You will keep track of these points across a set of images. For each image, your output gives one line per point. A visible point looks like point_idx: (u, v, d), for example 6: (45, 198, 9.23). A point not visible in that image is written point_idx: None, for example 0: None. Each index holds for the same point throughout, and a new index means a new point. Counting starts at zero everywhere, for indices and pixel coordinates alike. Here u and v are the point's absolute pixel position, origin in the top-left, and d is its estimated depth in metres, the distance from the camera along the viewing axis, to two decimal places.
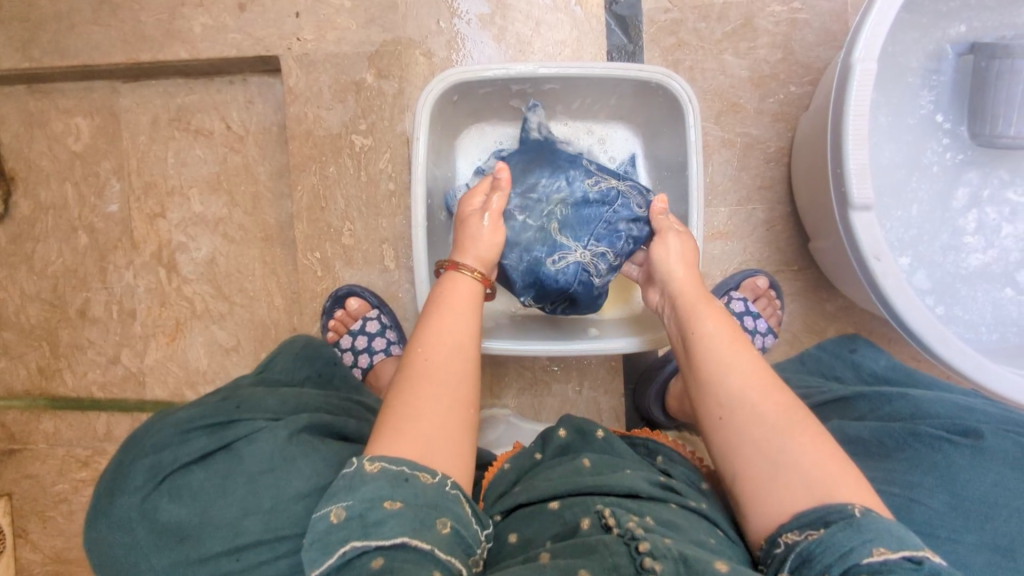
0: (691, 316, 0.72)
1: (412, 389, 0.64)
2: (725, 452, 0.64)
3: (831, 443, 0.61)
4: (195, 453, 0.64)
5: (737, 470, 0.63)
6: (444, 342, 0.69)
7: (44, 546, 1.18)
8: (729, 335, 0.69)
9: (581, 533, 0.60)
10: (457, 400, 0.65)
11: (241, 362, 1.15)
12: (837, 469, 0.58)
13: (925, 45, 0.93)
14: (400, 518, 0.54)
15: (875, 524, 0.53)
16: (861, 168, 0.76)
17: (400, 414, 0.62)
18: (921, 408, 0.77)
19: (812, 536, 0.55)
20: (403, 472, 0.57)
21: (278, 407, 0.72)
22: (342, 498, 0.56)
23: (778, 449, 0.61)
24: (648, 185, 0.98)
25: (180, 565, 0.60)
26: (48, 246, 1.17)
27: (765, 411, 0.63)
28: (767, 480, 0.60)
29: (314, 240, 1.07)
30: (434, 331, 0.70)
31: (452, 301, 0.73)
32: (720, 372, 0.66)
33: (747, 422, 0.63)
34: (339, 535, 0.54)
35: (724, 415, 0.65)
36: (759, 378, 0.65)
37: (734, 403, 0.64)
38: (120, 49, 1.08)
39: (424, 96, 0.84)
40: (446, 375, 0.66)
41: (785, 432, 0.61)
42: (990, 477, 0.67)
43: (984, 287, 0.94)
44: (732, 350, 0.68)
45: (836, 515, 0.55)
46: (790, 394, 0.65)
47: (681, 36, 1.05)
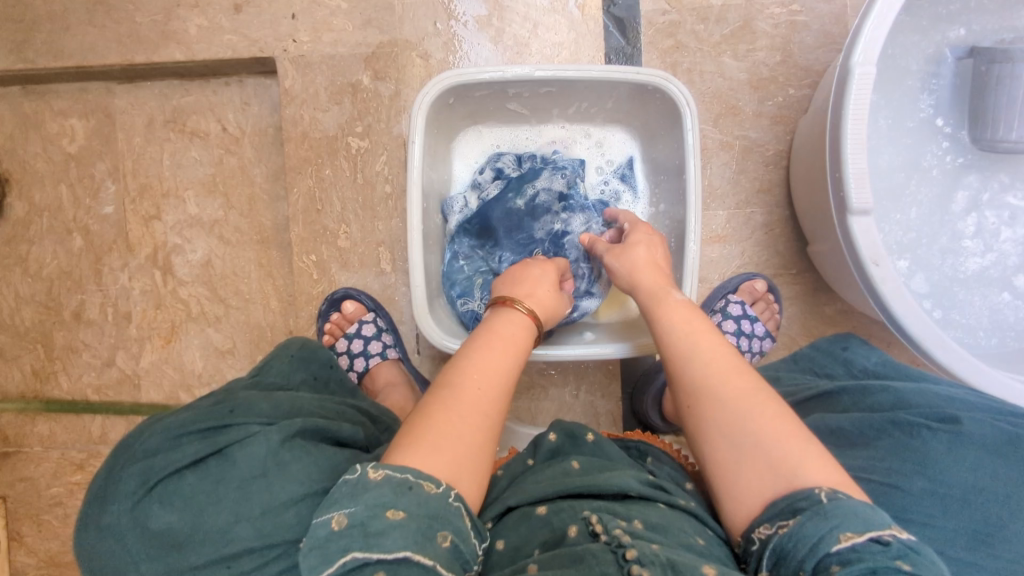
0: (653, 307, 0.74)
1: (440, 407, 0.64)
2: (697, 442, 0.64)
3: (792, 419, 0.60)
4: (187, 458, 0.63)
5: (710, 459, 0.63)
6: (492, 374, 0.68)
7: (39, 549, 1.17)
8: (692, 324, 0.70)
9: (567, 540, 0.60)
10: (485, 428, 0.64)
11: (237, 364, 1.14)
12: (798, 444, 0.58)
13: (925, 48, 0.93)
14: (403, 530, 0.54)
15: (842, 508, 0.52)
16: (860, 172, 0.75)
17: (433, 429, 0.61)
18: (901, 399, 0.76)
19: (784, 528, 0.54)
20: (407, 480, 0.56)
21: (272, 412, 0.71)
22: (344, 504, 0.55)
23: (740, 431, 0.61)
24: (645, 188, 0.97)
25: (171, 572, 0.60)
26: (42, 247, 1.17)
27: (727, 395, 0.63)
28: (737, 466, 0.60)
29: (310, 242, 1.06)
30: (480, 359, 0.69)
31: (500, 334, 0.72)
32: (683, 366, 0.67)
33: (708, 409, 0.63)
34: (340, 544, 0.54)
35: (690, 404, 0.65)
36: (719, 363, 0.66)
37: (698, 391, 0.65)
38: (115, 51, 1.07)
39: (420, 99, 0.83)
40: (480, 401, 0.65)
41: (744, 415, 0.61)
42: (968, 461, 0.67)
43: (982, 291, 0.94)
44: (692, 340, 0.68)
45: (803, 502, 0.54)
46: (753, 375, 0.65)
47: (678, 38, 1.05)
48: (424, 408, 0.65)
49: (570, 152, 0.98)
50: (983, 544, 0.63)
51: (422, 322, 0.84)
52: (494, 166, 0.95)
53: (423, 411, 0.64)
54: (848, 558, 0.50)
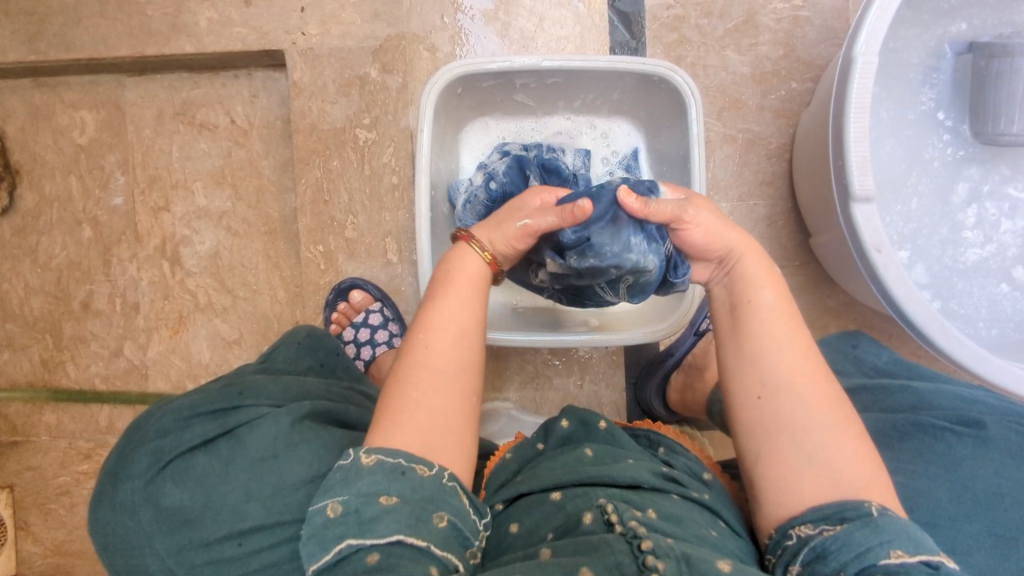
0: (747, 279, 0.69)
1: (412, 379, 0.63)
2: (756, 431, 0.63)
3: (869, 445, 0.61)
4: (197, 438, 0.64)
5: (764, 453, 0.62)
6: (457, 329, 0.66)
7: (45, 539, 1.18)
8: (786, 313, 0.67)
9: (582, 528, 0.60)
10: (460, 389, 0.64)
11: (244, 355, 1.15)
12: (865, 468, 0.59)
13: (926, 42, 0.94)
14: (395, 514, 0.55)
15: (893, 525, 0.54)
16: (862, 160, 0.77)
17: (406, 403, 0.61)
18: (923, 400, 0.78)
19: (828, 533, 0.55)
20: (401, 464, 0.57)
21: (280, 395, 0.72)
22: (337, 492, 0.56)
23: (814, 438, 0.60)
24: (649, 179, 0.98)
25: (182, 547, 0.60)
26: (52, 239, 1.18)
27: (809, 400, 0.62)
28: (797, 469, 0.60)
29: (317, 233, 1.07)
30: (445, 312, 0.66)
31: (456, 283, 0.69)
32: (769, 351, 0.64)
33: (787, 407, 0.62)
34: (337, 530, 0.55)
35: (765, 395, 0.63)
36: (805, 363, 0.64)
37: (779, 384, 0.63)
38: (126, 43, 1.09)
39: (429, 87, 0.85)
40: (449, 365, 0.64)
41: (824, 422, 0.61)
42: (991, 467, 0.69)
43: (980, 282, 0.95)
44: (784, 327, 0.65)
45: (854, 514, 0.55)
46: (833, 382, 0.64)
47: (682, 32, 1.06)
48: (397, 374, 0.64)
49: (575, 142, 0.99)
50: (1005, 547, 0.65)
51: None
52: (500, 154, 0.95)
53: (398, 386, 0.63)
54: (896, 570, 0.52)
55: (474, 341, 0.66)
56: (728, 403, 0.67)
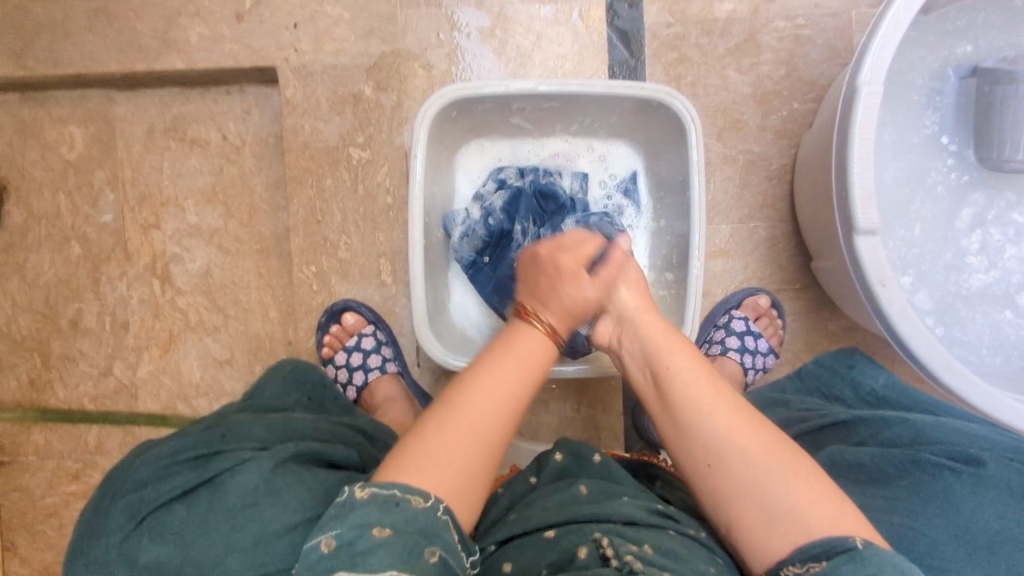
0: (659, 349, 0.70)
1: (427, 442, 0.60)
2: (717, 501, 0.62)
3: (823, 476, 0.60)
4: (177, 488, 0.62)
5: (735, 523, 0.61)
6: (491, 392, 0.63)
7: (33, 560, 1.16)
8: (702, 370, 0.68)
9: (578, 562, 0.59)
10: (478, 458, 0.61)
11: (235, 374, 1.13)
12: (834, 505, 0.58)
13: (930, 64, 0.92)
14: (388, 547, 0.52)
15: (879, 557, 0.52)
16: (866, 191, 0.75)
17: (424, 448, 0.59)
18: (922, 434, 0.76)
19: (814, 569, 0.54)
20: (395, 496, 0.55)
21: (264, 435, 0.70)
22: (331, 526, 0.54)
23: (771, 492, 0.59)
24: (648, 203, 0.97)
25: None
26: (40, 256, 1.16)
27: (751, 453, 0.61)
28: (768, 530, 0.59)
29: (310, 254, 1.05)
30: (491, 378, 0.64)
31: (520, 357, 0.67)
32: (702, 416, 0.64)
33: (737, 468, 0.61)
34: (328, 564, 0.52)
35: (713, 462, 0.62)
36: (738, 417, 0.63)
37: (722, 449, 0.62)
38: (115, 59, 1.07)
39: (423, 112, 0.82)
40: (469, 434, 0.61)
41: (775, 472, 0.60)
42: (991, 506, 0.67)
43: (984, 308, 0.93)
44: (709, 385, 0.66)
45: (838, 550, 0.54)
46: (771, 427, 0.64)
47: (683, 51, 1.04)
48: (424, 423, 0.62)
49: (573, 165, 0.97)
50: None
51: (422, 336, 0.84)
52: (495, 180, 0.94)
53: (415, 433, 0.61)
54: None
55: (506, 413, 0.63)
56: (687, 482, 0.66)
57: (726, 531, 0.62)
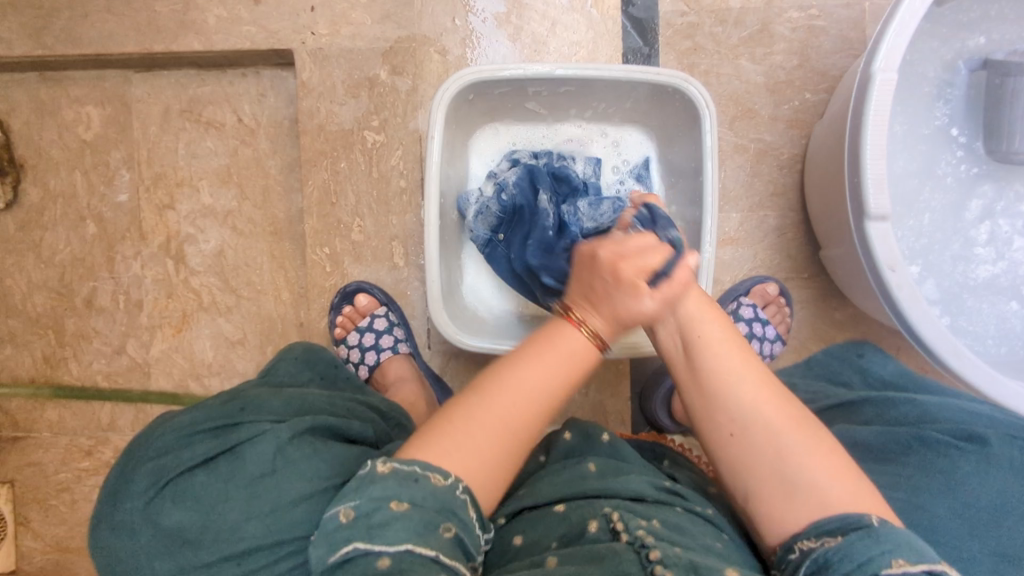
0: (691, 317, 0.66)
1: (455, 433, 0.59)
2: (737, 469, 0.62)
3: (843, 452, 0.61)
4: (198, 456, 0.64)
5: (751, 491, 0.62)
6: (531, 392, 0.61)
7: (45, 535, 1.18)
8: (732, 340, 0.66)
9: (587, 537, 0.60)
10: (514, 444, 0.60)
11: (247, 354, 1.15)
12: (853, 484, 0.59)
13: (943, 55, 0.93)
14: (404, 522, 0.53)
15: (894, 534, 0.54)
16: (878, 178, 0.76)
17: (450, 435, 0.59)
18: (928, 413, 0.77)
19: (829, 544, 0.55)
20: (414, 472, 0.56)
21: (282, 409, 0.70)
22: (350, 497, 0.56)
23: (794, 466, 0.60)
24: (660, 189, 0.98)
25: (184, 568, 0.61)
26: (56, 234, 1.17)
27: (778, 429, 0.61)
28: (785, 501, 0.60)
29: (323, 235, 1.06)
30: (532, 377, 0.62)
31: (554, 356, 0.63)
32: (730, 389, 0.63)
33: (762, 440, 0.61)
34: (344, 534, 0.54)
35: (738, 432, 0.62)
36: (767, 390, 0.63)
37: (747, 421, 0.62)
38: (133, 39, 1.08)
39: (441, 94, 0.83)
40: (506, 427, 0.60)
41: (802, 447, 0.60)
42: (995, 484, 0.68)
43: (990, 299, 0.94)
44: (739, 359, 0.65)
45: (853, 525, 0.55)
46: (796, 403, 0.64)
47: (697, 40, 1.05)
48: (451, 409, 0.62)
49: (586, 150, 0.98)
50: (1011, 566, 0.65)
51: (437, 315, 0.85)
52: (509, 163, 0.95)
53: (443, 418, 0.61)
54: None
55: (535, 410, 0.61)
56: (705, 444, 0.66)
57: (739, 496, 0.63)
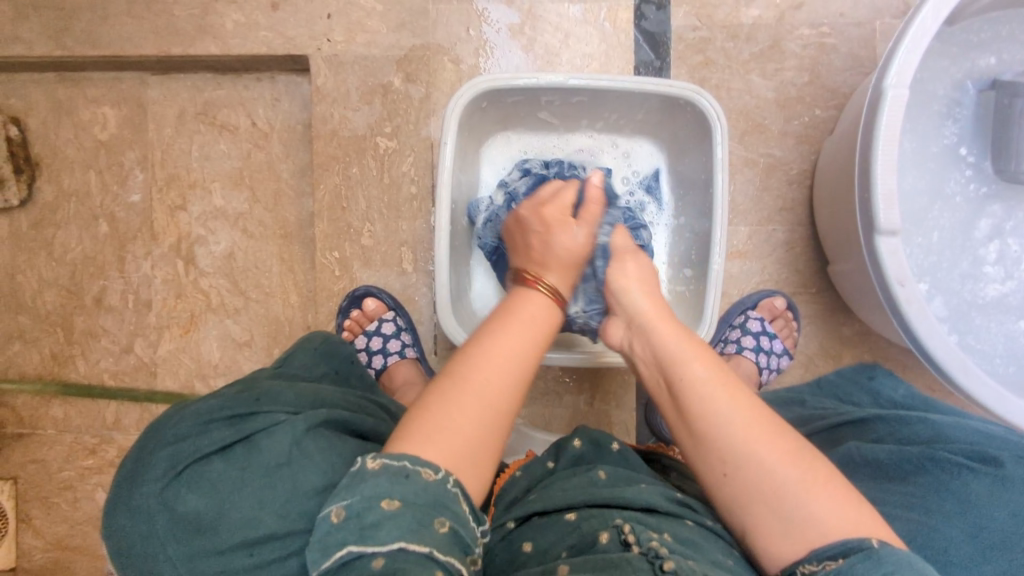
0: (675, 356, 0.68)
1: (440, 414, 0.59)
2: (733, 507, 0.62)
3: (843, 484, 0.60)
4: (214, 443, 0.63)
5: (752, 528, 0.61)
6: (504, 355, 0.63)
7: (46, 533, 1.18)
8: (719, 380, 0.66)
9: (598, 547, 0.59)
10: (499, 419, 0.61)
11: (254, 357, 1.15)
12: (854, 513, 0.58)
13: (953, 74, 0.94)
14: (396, 520, 0.53)
15: (895, 557, 0.54)
16: (888, 193, 0.76)
17: (430, 420, 0.59)
18: (941, 434, 0.77)
19: (830, 566, 0.55)
20: (405, 467, 0.55)
21: (296, 402, 0.70)
22: (342, 496, 0.55)
23: (790, 506, 0.59)
24: (670, 200, 0.98)
25: (195, 556, 0.60)
26: (68, 232, 1.18)
27: (771, 466, 0.60)
28: (784, 541, 0.59)
29: (333, 240, 1.07)
30: (498, 344, 0.64)
31: (520, 316, 0.66)
32: (716, 430, 0.63)
33: (753, 480, 0.61)
34: (338, 536, 0.53)
35: (728, 471, 0.62)
36: (757, 424, 0.63)
37: (738, 459, 0.61)
38: (151, 42, 1.09)
39: (455, 101, 0.84)
40: (484, 399, 0.60)
41: (798, 488, 0.59)
42: (1009, 507, 0.67)
43: (999, 318, 0.94)
44: (724, 396, 0.64)
45: (853, 549, 0.55)
46: (791, 436, 0.63)
47: (708, 54, 1.06)
48: (425, 398, 0.61)
49: (596, 161, 0.99)
50: None
51: (445, 321, 0.85)
52: (520, 170, 0.95)
53: (421, 407, 0.61)
54: None
55: (515, 367, 0.63)
56: (699, 481, 0.66)
57: (739, 532, 0.63)
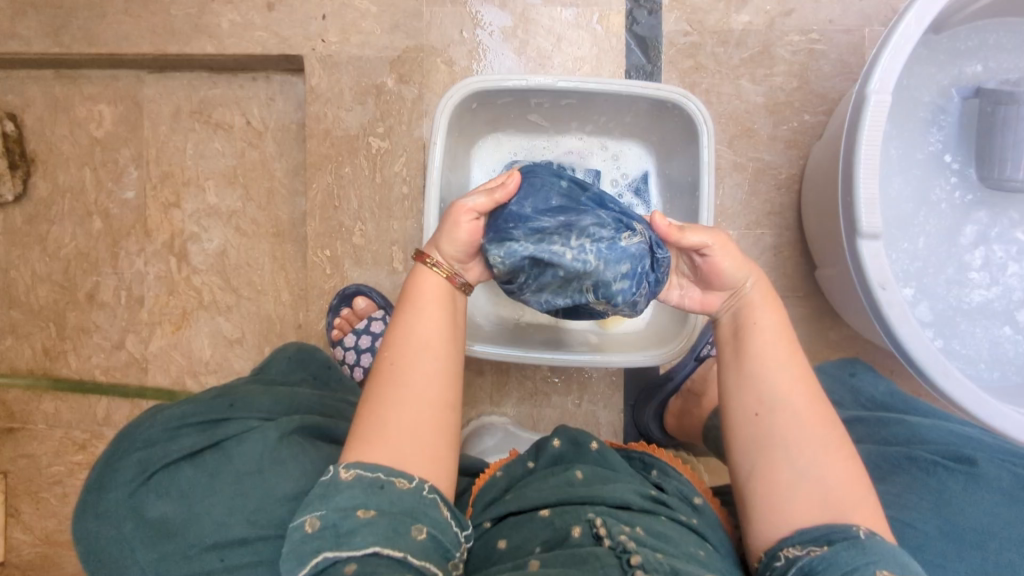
0: (751, 302, 0.68)
1: (377, 400, 0.62)
2: (748, 449, 0.63)
3: (859, 464, 0.61)
4: (185, 449, 0.64)
5: (753, 475, 0.62)
6: (416, 338, 0.64)
7: (35, 527, 1.18)
8: (785, 335, 0.66)
9: (571, 541, 0.60)
10: (430, 400, 0.62)
11: (245, 354, 1.16)
12: (861, 492, 0.59)
13: (939, 80, 0.95)
14: (372, 527, 0.53)
15: (880, 547, 0.54)
16: (870, 198, 0.77)
17: (372, 416, 0.61)
18: (920, 435, 0.77)
19: (815, 552, 0.55)
20: (379, 479, 0.56)
21: (270, 407, 0.72)
22: (315, 507, 0.55)
23: (807, 458, 0.60)
24: (659, 203, 0.99)
25: (163, 559, 0.60)
26: (62, 228, 1.19)
27: (804, 419, 0.62)
28: (789, 490, 0.60)
29: (325, 238, 1.08)
30: (407, 329, 0.65)
31: (421, 299, 0.67)
32: (765, 372, 0.64)
33: (783, 427, 0.62)
34: (313, 545, 0.53)
35: (762, 412, 0.63)
36: (802, 380, 0.64)
37: (777, 405, 0.62)
38: (148, 40, 1.10)
39: (445, 102, 0.85)
40: (411, 380, 0.62)
41: (822, 446, 0.60)
42: (984, 503, 0.68)
43: (984, 323, 0.95)
44: (784, 350, 0.65)
45: (840, 535, 0.56)
46: (831, 409, 0.63)
47: (698, 59, 1.06)
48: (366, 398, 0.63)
49: (585, 162, 1.00)
50: None
51: None
52: None
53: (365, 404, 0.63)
54: None
55: (447, 358, 0.65)
56: (724, 420, 0.66)
57: (739, 479, 0.64)
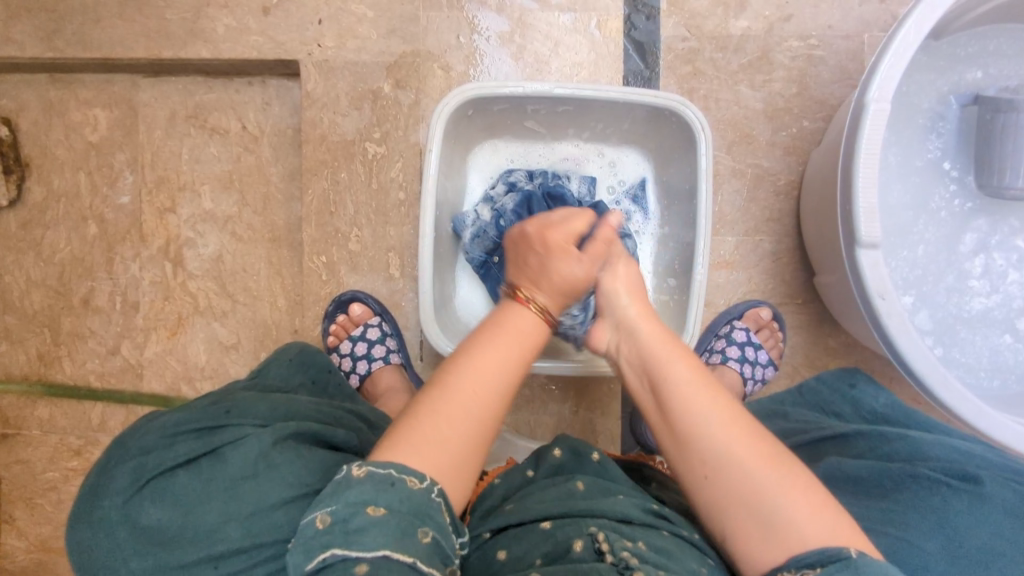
0: (660, 357, 0.69)
1: (427, 415, 0.59)
2: (713, 507, 0.62)
3: (824, 490, 0.60)
4: (180, 456, 0.63)
5: (731, 530, 0.61)
6: (488, 367, 0.62)
7: (29, 534, 1.18)
8: (702, 381, 0.67)
9: (572, 556, 0.59)
10: (480, 433, 0.60)
11: (240, 360, 1.15)
12: (831, 519, 0.58)
13: (938, 87, 0.94)
14: (381, 528, 0.52)
15: (873, 566, 0.53)
16: (870, 208, 0.76)
17: (415, 430, 0.58)
18: (921, 450, 0.77)
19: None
20: (391, 475, 0.55)
21: (268, 413, 0.70)
22: (327, 503, 0.54)
23: (766, 502, 0.59)
24: (656, 210, 0.98)
25: (159, 569, 0.60)
26: (57, 233, 1.18)
27: (749, 464, 0.61)
28: (763, 537, 0.59)
29: (320, 244, 1.07)
30: (484, 357, 0.63)
31: (509, 333, 0.65)
32: (697, 431, 0.64)
33: (732, 479, 0.61)
34: (321, 540, 0.53)
35: (709, 472, 0.62)
36: (738, 427, 0.63)
37: (719, 461, 0.62)
38: (143, 45, 1.10)
39: (441, 108, 0.84)
40: (471, 407, 0.60)
41: (777, 486, 0.60)
42: (990, 527, 0.67)
43: (984, 331, 0.94)
44: (706, 397, 0.65)
45: (831, 557, 0.55)
46: (771, 440, 0.63)
47: (697, 65, 1.06)
48: (413, 407, 0.61)
49: (582, 169, 0.99)
50: None
51: (429, 329, 0.85)
52: (505, 184, 0.96)
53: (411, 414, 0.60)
54: None
55: (510, 383, 0.63)
56: (685, 488, 0.66)
57: (720, 536, 0.63)
